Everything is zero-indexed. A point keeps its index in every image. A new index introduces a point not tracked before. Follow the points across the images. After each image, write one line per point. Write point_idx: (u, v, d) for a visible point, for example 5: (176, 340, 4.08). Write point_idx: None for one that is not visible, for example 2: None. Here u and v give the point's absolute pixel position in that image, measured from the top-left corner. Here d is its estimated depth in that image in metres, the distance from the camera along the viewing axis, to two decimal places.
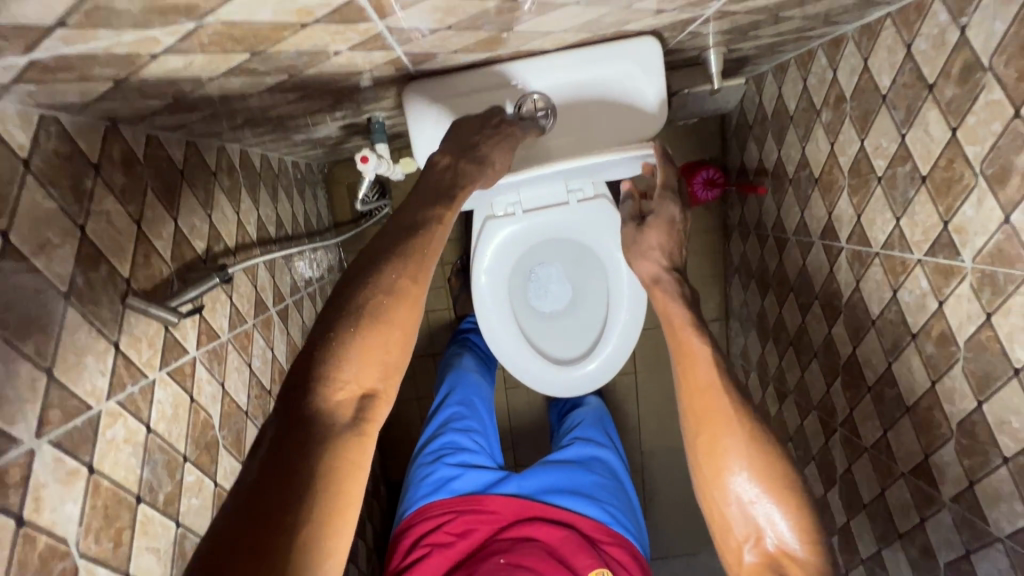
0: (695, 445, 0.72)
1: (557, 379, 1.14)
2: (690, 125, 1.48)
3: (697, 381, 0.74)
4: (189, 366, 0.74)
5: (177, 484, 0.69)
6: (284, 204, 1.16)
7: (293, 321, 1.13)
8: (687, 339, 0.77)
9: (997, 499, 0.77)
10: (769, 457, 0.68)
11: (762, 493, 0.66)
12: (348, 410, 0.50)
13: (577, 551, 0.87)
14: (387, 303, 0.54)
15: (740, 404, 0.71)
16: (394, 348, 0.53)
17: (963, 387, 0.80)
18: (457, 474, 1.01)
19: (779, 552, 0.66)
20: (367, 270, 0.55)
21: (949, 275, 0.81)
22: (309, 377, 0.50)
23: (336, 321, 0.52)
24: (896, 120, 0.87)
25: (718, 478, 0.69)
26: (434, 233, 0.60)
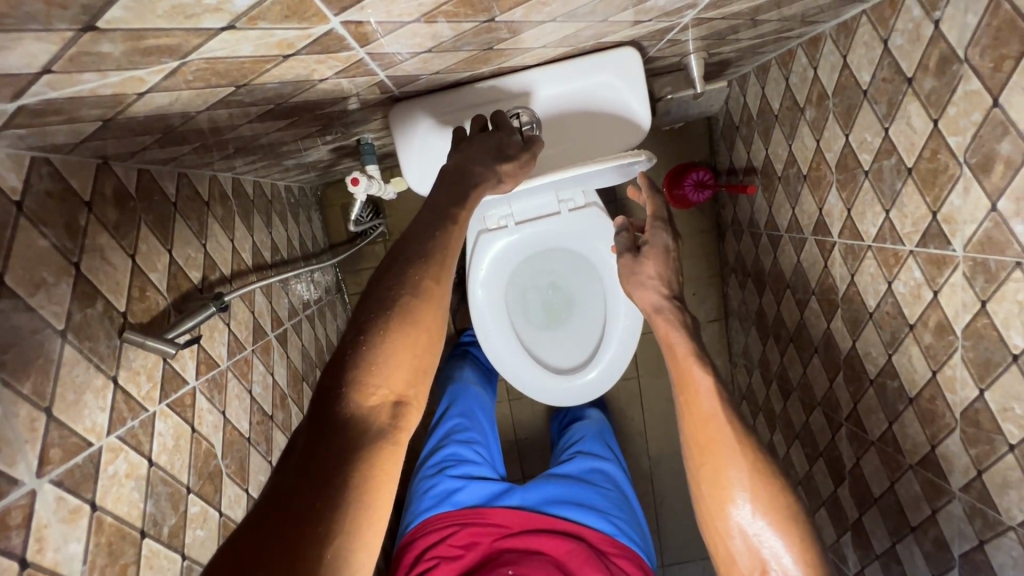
0: (699, 476, 0.75)
1: (559, 389, 1.14)
2: (677, 128, 1.50)
3: (700, 410, 0.76)
4: (190, 396, 0.74)
5: (182, 516, 0.69)
6: (278, 228, 1.17)
7: (293, 344, 1.13)
8: (686, 364, 0.79)
9: (1006, 487, 0.76)
10: (771, 487, 0.71)
11: (771, 524, 0.69)
12: (382, 416, 0.48)
13: (585, 562, 0.86)
14: (414, 303, 0.52)
15: (743, 435, 0.74)
16: (424, 351, 0.52)
17: (963, 375, 0.80)
18: (460, 486, 1.01)
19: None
20: (392, 272, 0.54)
21: (941, 265, 0.81)
22: (341, 380, 0.49)
23: (367, 322, 0.51)
24: (878, 114, 0.88)
25: (722, 509, 0.72)
26: (452, 233, 0.59)
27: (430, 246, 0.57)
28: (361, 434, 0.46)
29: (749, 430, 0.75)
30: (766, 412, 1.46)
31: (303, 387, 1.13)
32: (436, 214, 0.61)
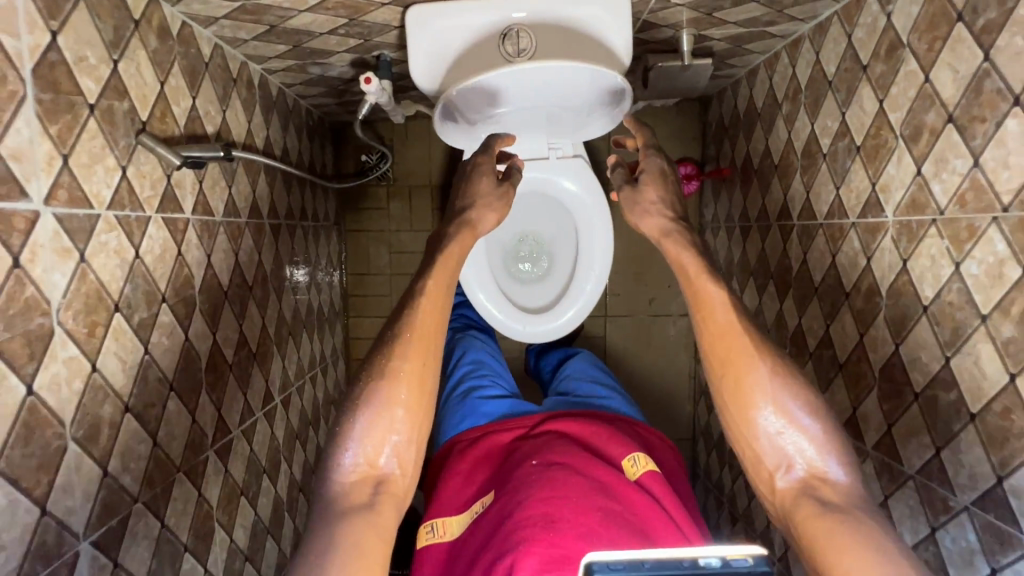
0: (723, 384, 0.76)
1: (537, 326, 1.21)
2: (673, 127, 1.62)
3: (717, 319, 0.77)
4: (182, 224, 0.82)
5: (152, 316, 0.75)
6: (292, 138, 1.27)
7: (283, 241, 1.22)
8: (699, 275, 0.80)
9: (910, 437, 0.82)
10: (793, 389, 0.72)
11: (797, 416, 0.71)
12: (365, 493, 0.65)
13: (610, 442, 0.92)
14: (382, 383, 0.68)
15: (761, 343, 0.75)
16: (394, 422, 0.68)
17: (884, 333, 0.87)
18: (484, 402, 1.12)
19: (810, 475, 0.69)
20: (372, 354, 0.70)
21: (875, 231, 0.89)
22: (330, 466, 0.66)
23: (345, 411, 0.68)
24: (838, 101, 0.98)
25: (745, 414, 0.74)
26: (417, 307, 0.72)
27: (405, 316, 0.71)
28: (352, 505, 0.64)
29: (767, 335, 0.76)
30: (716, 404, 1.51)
31: (284, 282, 1.21)
32: (406, 296, 0.74)
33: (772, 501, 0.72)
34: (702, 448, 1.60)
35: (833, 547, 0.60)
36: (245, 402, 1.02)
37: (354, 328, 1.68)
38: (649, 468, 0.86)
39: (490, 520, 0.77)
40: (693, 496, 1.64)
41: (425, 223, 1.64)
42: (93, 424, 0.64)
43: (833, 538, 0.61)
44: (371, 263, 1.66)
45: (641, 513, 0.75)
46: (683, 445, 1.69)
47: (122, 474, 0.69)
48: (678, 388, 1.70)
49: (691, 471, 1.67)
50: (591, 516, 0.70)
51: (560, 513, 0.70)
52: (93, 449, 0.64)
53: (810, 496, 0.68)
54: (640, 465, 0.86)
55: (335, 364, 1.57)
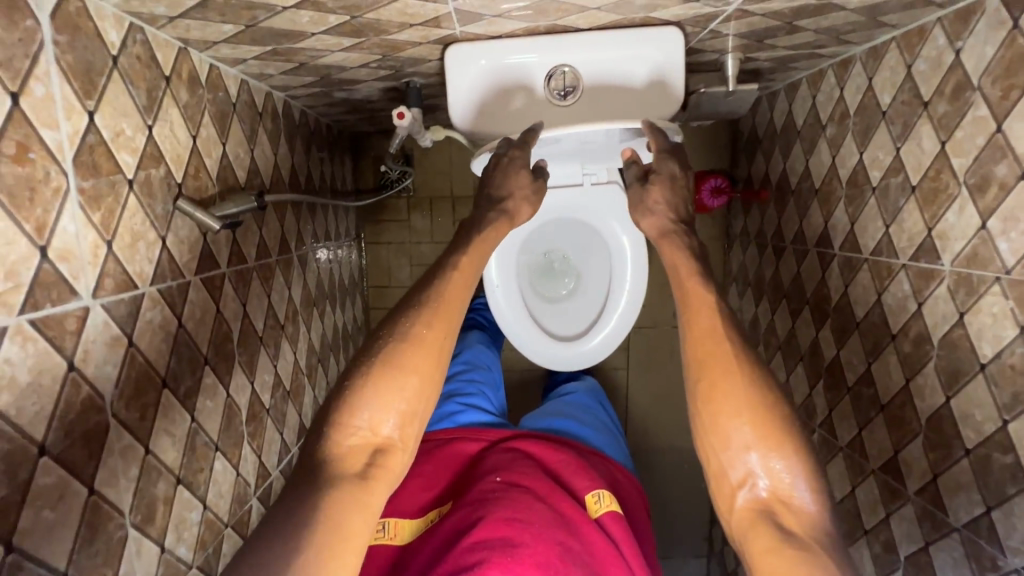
0: (696, 389, 0.70)
1: (564, 353, 1.20)
2: (701, 136, 1.56)
3: (703, 322, 0.72)
4: (219, 279, 0.80)
5: (197, 381, 0.74)
6: (314, 160, 1.23)
7: (309, 269, 1.19)
8: (694, 289, 0.76)
9: (957, 490, 0.82)
10: (768, 404, 0.65)
11: (769, 432, 0.64)
12: (359, 460, 0.59)
13: (576, 472, 0.89)
14: (403, 348, 0.63)
15: (743, 352, 0.69)
16: (408, 390, 0.62)
17: (933, 382, 0.86)
18: (464, 410, 1.10)
19: (772, 498, 0.63)
20: (396, 318, 0.66)
21: (928, 278, 0.87)
22: (328, 425, 0.60)
23: (353, 371, 0.63)
24: (893, 134, 0.94)
25: (717, 425, 0.67)
26: (450, 278, 0.69)
27: (435, 287, 0.68)
28: (344, 473, 0.58)
29: (750, 343, 0.71)
30: None
31: (312, 311, 1.19)
32: (435, 268, 0.71)
33: (730, 519, 0.65)
34: None
35: None
36: (282, 441, 1.02)
37: None
38: (613, 507, 0.84)
39: (444, 536, 0.75)
40: (713, 504, 1.67)
41: (446, 235, 1.61)
42: (149, 505, 0.64)
43: (789, 565, 0.57)
44: (391, 276, 1.64)
45: (597, 552, 0.75)
46: None
47: (177, 546, 0.69)
48: None
49: None
50: (552, 549, 0.70)
51: (520, 538, 0.70)
52: (150, 530, 0.64)
53: (770, 520, 0.62)
54: (603, 504, 0.84)
55: None
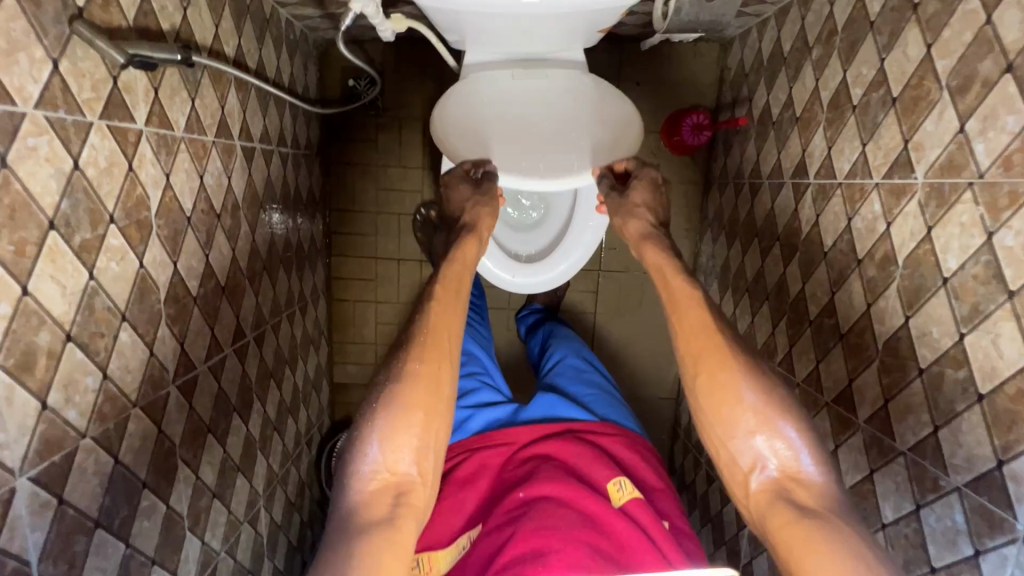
0: (697, 383, 0.77)
1: (526, 276, 1.14)
2: (687, 70, 1.49)
3: (690, 318, 0.80)
4: (133, 135, 0.73)
5: (98, 238, 0.67)
6: (269, 52, 1.15)
7: (257, 167, 1.12)
8: (681, 290, 0.84)
9: (906, 413, 0.79)
10: (769, 400, 0.72)
11: (773, 418, 0.71)
12: (387, 500, 0.69)
13: (593, 463, 0.84)
14: (403, 388, 0.73)
15: (735, 348, 0.76)
16: (415, 424, 0.72)
17: (894, 304, 0.82)
18: (473, 415, 0.97)
19: (783, 476, 0.69)
20: (392, 365, 0.76)
21: (900, 195, 0.82)
22: (352, 474, 0.70)
23: (366, 417, 0.73)
24: (879, 45, 0.88)
25: (723, 420, 0.73)
26: (431, 317, 0.80)
27: (421, 326, 0.79)
28: (374, 518, 0.66)
29: (738, 338, 0.78)
30: None
31: (258, 212, 1.12)
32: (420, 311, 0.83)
33: (749, 505, 0.71)
34: (685, 409, 1.59)
35: (818, 564, 0.58)
36: (213, 337, 0.96)
37: (337, 267, 1.60)
38: (636, 494, 0.79)
39: (483, 551, 0.72)
40: (671, 454, 1.65)
41: (415, 159, 1.54)
42: (27, 352, 0.58)
43: (803, 542, 0.61)
44: (356, 200, 1.56)
45: (626, 545, 0.71)
46: (666, 406, 1.68)
47: (66, 408, 0.64)
48: (666, 348, 1.66)
49: (671, 431, 1.67)
50: (580, 550, 0.67)
51: (548, 546, 0.67)
52: (28, 380, 0.58)
53: (787, 498, 0.67)
54: (626, 491, 0.80)
55: (314, 304, 1.50)
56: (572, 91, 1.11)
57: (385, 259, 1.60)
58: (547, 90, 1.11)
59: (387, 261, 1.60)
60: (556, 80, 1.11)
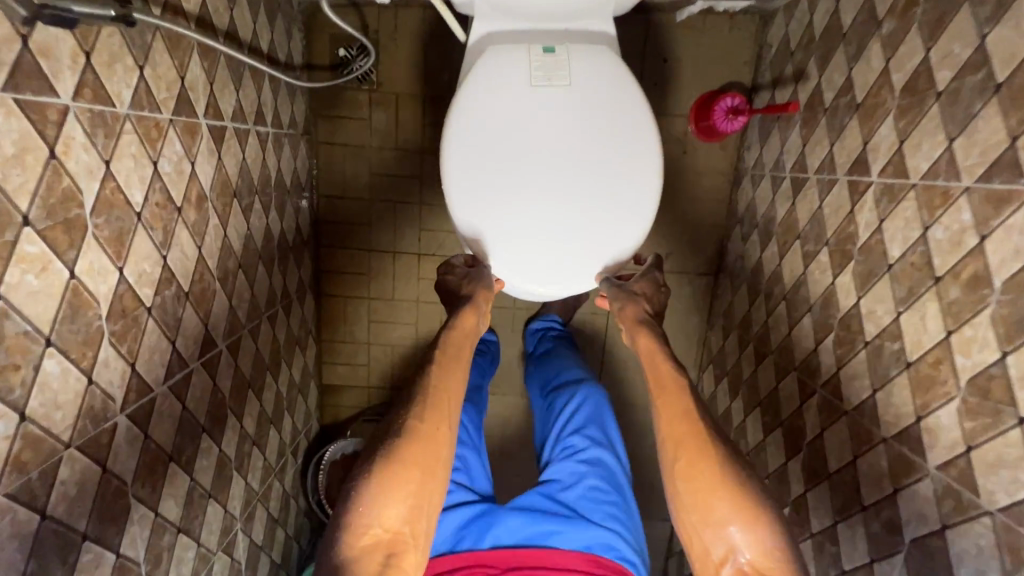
0: (676, 472, 0.82)
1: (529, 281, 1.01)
2: (719, 45, 1.32)
3: (674, 402, 0.87)
4: (56, 112, 0.57)
5: (6, 246, 0.52)
6: (243, 12, 0.98)
7: (230, 150, 0.96)
8: (667, 372, 0.91)
9: (997, 467, 0.67)
10: (746, 495, 0.77)
11: (742, 515, 0.76)
12: (377, 558, 0.70)
13: None
14: (404, 445, 0.76)
15: (715, 437, 0.83)
16: (412, 481, 0.74)
17: (987, 336, 0.68)
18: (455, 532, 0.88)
19: (753, 569, 0.75)
20: (395, 423, 0.79)
21: (1002, 203, 0.67)
22: (343, 529, 0.71)
23: (363, 472, 0.75)
24: (979, 18, 0.72)
25: (703, 513, 0.78)
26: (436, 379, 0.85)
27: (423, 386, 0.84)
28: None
29: (716, 426, 0.85)
30: (731, 376, 1.35)
31: (230, 203, 0.96)
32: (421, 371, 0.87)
33: None
34: None
35: None
36: (175, 352, 0.82)
37: (326, 260, 1.45)
38: None
39: None
40: None
41: (412, 142, 1.38)
42: None
43: None
44: (347, 186, 1.41)
45: None
46: None
47: None
48: (683, 354, 1.54)
49: None
50: None
51: None
52: None
53: None
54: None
55: (300, 301, 1.36)
56: (588, 131, 0.95)
57: (378, 252, 1.45)
58: (559, 120, 0.95)
59: (380, 255, 1.45)
60: (574, 112, 0.95)
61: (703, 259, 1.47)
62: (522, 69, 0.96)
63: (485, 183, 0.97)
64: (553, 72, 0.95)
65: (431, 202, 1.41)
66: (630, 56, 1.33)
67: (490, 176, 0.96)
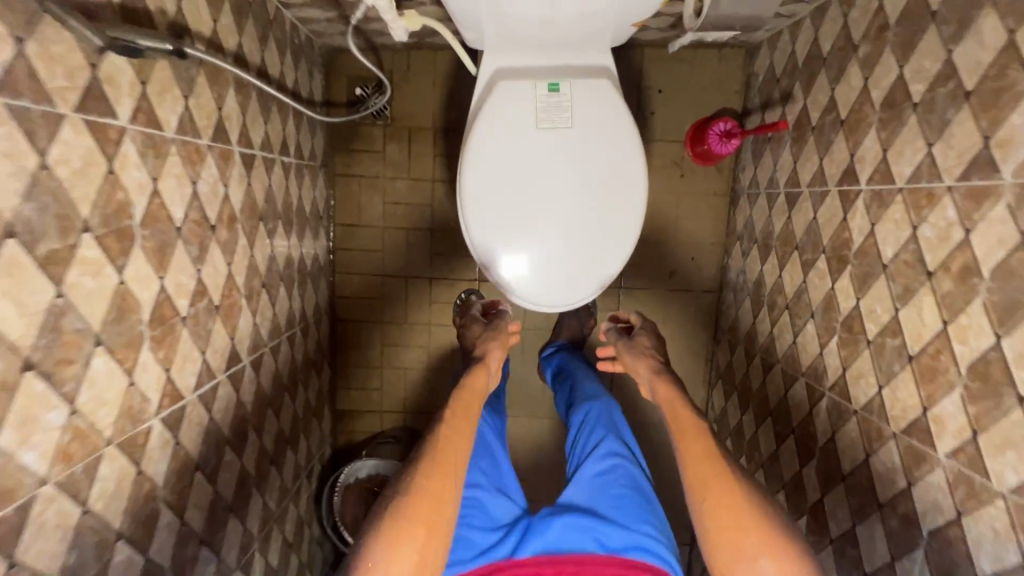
0: (702, 509, 0.80)
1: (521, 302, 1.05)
2: (710, 76, 1.41)
3: (697, 446, 0.86)
4: (117, 134, 0.64)
5: (68, 249, 0.58)
6: (273, 54, 1.07)
7: (258, 176, 1.03)
8: (688, 416, 0.92)
9: (1003, 448, 0.68)
10: (781, 528, 0.75)
11: (767, 545, 0.73)
12: None
13: None
14: (409, 499, 0.74)
15: (739, 473, 0.82)
16: (417, 534, 0.71)
17: (980, 323, 0.72)
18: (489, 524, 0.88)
19: None
20: (404, 476, 0.78)
21: (981, 198, 0.73)
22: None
23: (370, 524, 0.73)
24: (943, 37, 0.79)
25: (740, 552, 0.74)
26: (446, 433, 0.84)
27: (433, 440, 0.83)
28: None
29: (739, 466, 0.84)
30: (740, 390, 1.37)
31: (257, 225, 1.02)
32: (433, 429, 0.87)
33: None
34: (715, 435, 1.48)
35: None
36: (205, 363, 0.86)
37: (341, 285, 1.51)
38: None
39: None
40: None
41: (424, 171, 1.45)
42: None
43: None
44: (361, 214, 1.47)
45: None
46: None
47: (20, 449, 0.53)
48: (693, 371, 1.56)
49: None
50: None
51: None
52: None
53: None
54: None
55: (317, 324, 1.40)
56: (589, 174, 1.01)
57: (393, 276, 1.50)
58: (562, 162, 1.00)
59: (393, 279, 1.50)
60: (575, 154, 1.00)
61: (707, 276, 1.52)
62: (529, 111, 1.00)
63: (492, 218, 1.01)
64: (557, 115, 1.00)
65: (441, 227, 1.47)
66: (628, 86, 1.42)
67: (495, 208, 1.01)
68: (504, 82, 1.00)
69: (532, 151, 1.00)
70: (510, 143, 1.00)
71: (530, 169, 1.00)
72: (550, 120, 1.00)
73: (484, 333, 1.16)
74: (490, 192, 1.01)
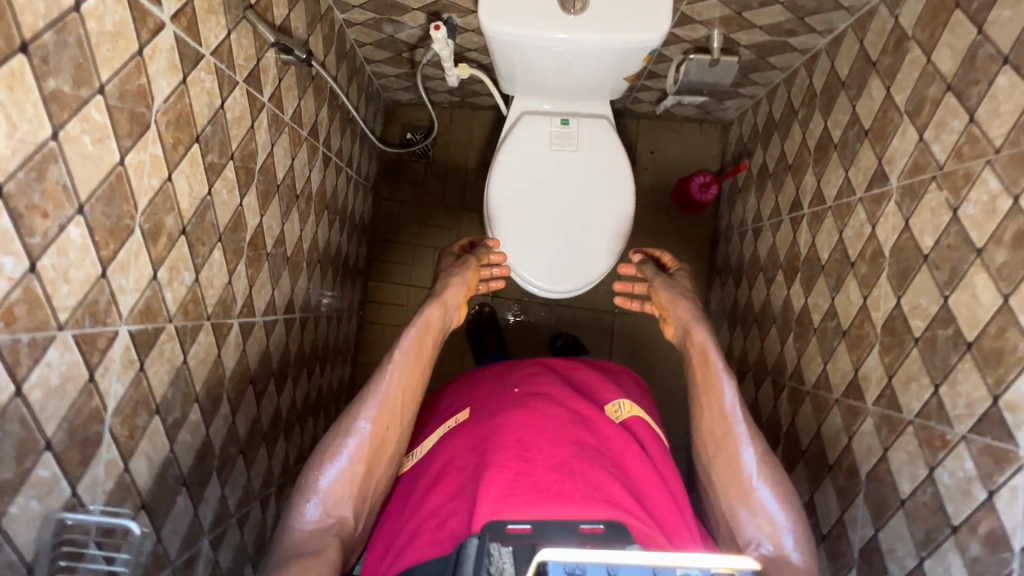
0: (714, 458, 0.83)
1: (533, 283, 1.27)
2: (692, 143, 1.74)
3: (716, 401, 0.85)
4: (261, 106, 0.92)
5: (221, 165, 0.83)
6: (354, 91, 1.41)
7: (330, 175, 1.31)
8: (716, 367, 0.88)
9: (909, 382, 0.84)
10: (776, 477, 0.79)
11: (765, 507, 0.77)
12: (327, 524, 0.73)
13: (598, 388, 0.92)
14: (350, 443, 0.76)
15: (753, 428, 0.83)
16: (360, 471, 0.76)
17: (887, 290, 0.92)
18: None
19: (777, 550, 0.74)
20: (349, 410, 0.80)
21: (880, 200, 0.97)
22: (297, 503, 0.74)
23: (319, 453, 0.78)
24: (850, 96, 1.09)
25: (740, 495, 0.79)
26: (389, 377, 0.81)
27: (377, 378, 0.82)
28: (309, 550, 0.70)
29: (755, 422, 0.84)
30: None
31: (321, 211, 1.28)
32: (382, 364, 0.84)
33: None
34: None
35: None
36: (271, 298, 1.07)
37: (373, 292, 1.74)
38: (633, 412, 0.86)
39: (468, 436, 0.80)
40: None
41: (454, 201, 1.75)
42: (157, 224, 0.70)
43: None
44: (398, 232, 1.75)
45: (610, 446, 0.78)
46: None
47: (167, 286, 0.74)
48: None
49: None
50: (566, 452, 0.73)
51: (533, 446, 0.73)
52: (151, 247, 0.70)
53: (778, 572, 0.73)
54: (624, 411, 0.87)
55: (348, 318, 1.61)
56: (591, 184, 1.28)
57: (418, 287, 1.73)
58: (570, 175, 1.28)
59: (417, 289, 1.73)
60: (580, 170, 1.29)
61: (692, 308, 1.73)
62: (546, 137, 1.29)
63: (513, 215, 1.27)
64: (567, 141, 1.29)
65: None
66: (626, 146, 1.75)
67: (516, 208, 1.27)
68: (527, 118, 1.31)
69: (547, 168, 1.28)
70: (529, 161, 1.28)
71: (545, 180, 1.28)
72: (562, 144, 1.29)
73: (451, 265, 1.10)
74: (512, 195, 1.27)
